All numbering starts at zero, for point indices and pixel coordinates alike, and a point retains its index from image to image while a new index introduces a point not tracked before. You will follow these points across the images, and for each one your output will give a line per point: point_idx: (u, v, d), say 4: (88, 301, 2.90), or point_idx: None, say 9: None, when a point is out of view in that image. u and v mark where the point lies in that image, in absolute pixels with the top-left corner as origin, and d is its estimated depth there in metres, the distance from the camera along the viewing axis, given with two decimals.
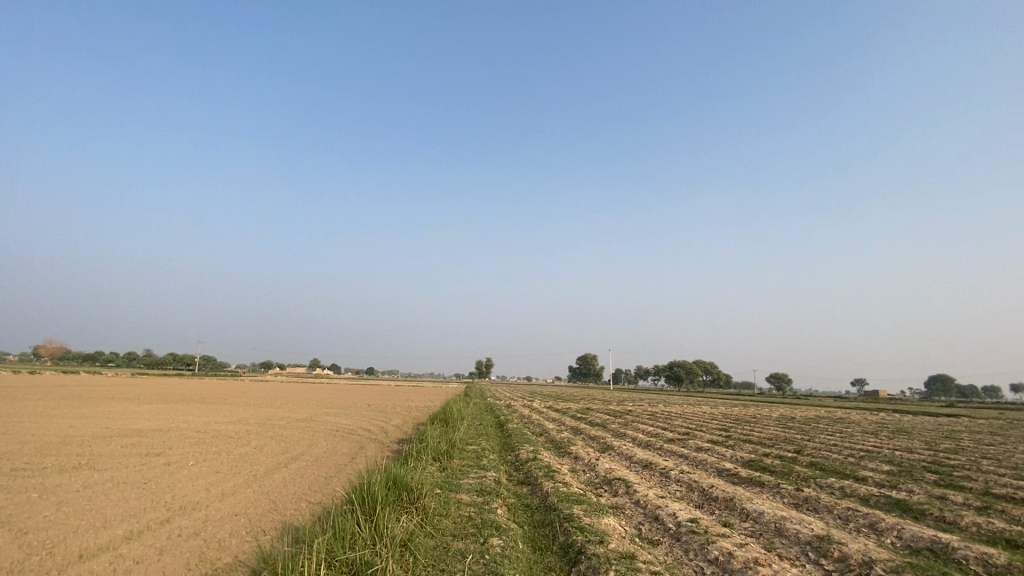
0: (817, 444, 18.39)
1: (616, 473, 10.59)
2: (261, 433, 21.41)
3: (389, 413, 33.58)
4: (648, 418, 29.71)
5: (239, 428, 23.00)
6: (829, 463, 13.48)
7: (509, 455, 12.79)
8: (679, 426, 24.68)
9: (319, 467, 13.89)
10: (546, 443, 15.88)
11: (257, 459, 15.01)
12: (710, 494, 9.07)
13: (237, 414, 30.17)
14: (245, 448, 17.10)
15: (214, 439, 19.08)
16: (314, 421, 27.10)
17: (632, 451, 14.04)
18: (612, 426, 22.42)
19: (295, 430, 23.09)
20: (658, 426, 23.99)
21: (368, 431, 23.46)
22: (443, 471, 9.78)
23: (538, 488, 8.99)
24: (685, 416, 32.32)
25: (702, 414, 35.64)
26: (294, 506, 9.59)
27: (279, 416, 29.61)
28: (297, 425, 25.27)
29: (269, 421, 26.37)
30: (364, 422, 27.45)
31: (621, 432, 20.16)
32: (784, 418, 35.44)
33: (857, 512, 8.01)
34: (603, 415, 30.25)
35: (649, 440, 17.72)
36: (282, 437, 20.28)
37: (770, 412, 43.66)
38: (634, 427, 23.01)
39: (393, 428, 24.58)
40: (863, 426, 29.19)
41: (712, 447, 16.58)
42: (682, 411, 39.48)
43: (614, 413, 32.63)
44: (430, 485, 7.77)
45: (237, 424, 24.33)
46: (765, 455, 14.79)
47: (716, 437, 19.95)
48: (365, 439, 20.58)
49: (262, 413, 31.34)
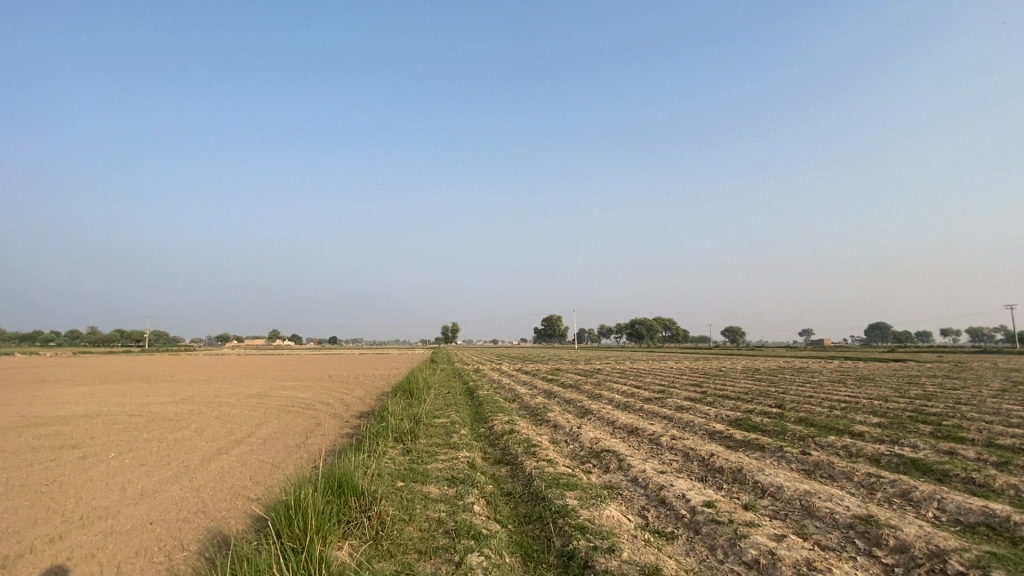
0: (796, 397, 17.96)
1: (604, 444, 9.41)
2: (205, 413, 19.42)
3: (350, 384, 31.85)
4: (620, 376, 29.12)
5: (180, 408, 20.89)
6: (818, 418, 12.81)
7: (482, 427, 11.45)
8: (652, 384, 24.13)
9: (266, 452, 12.22)
10: (520, 410, 14.65)
11: (195, 446, 13.22)
12: (713, 464, 7.99)
13: (181, 392, 27.75)
14: (182, 432, 15.16)
15: (148, 423, 17.02)
16: (267, 396, 25.12)
17: (614, 415, 12.99)
18: (586, 388, 21.52)
19: (245, 407, 21.17)
20: (632, 385, 23.32)
21: (326, 405, 21.78)
22: (406, 454, 8.31)
23: (520, 471, 7.66)
24: (655, 374, 32.01)
25: (671, 370, 35.53)
26: (228, 506, 8.02)
27: (229, 392, 27.42)
28: (248, 402, 23.30)
29: (217, 399, 24.27)
30: (323, 395, 25.68)
31: (596, 393, 19.27)
32: (750, 371, 35.74)
33: (881, 478, 7.09)
34: (573, 376, 29.51)
35: (628, 401, 16.78)
36: (229, 417, 18.41)
37: (734, 365, 44.27)
38: (608, 387, 22.23)
39: (354, 401, 22.99)
40: (826, 376, 29.73)
41: (694, 406, 15.75)
42: (650, 367, 39.55)
43: (584, 373, 32.10)
44: (390, 479, 6.31)
45: (178, 404, 22.11)
46: (752, 412, 14.02)
47: (694, 394, 19.28)
48: (323, 415, 18.94)
49: (209, 389, 29.01)
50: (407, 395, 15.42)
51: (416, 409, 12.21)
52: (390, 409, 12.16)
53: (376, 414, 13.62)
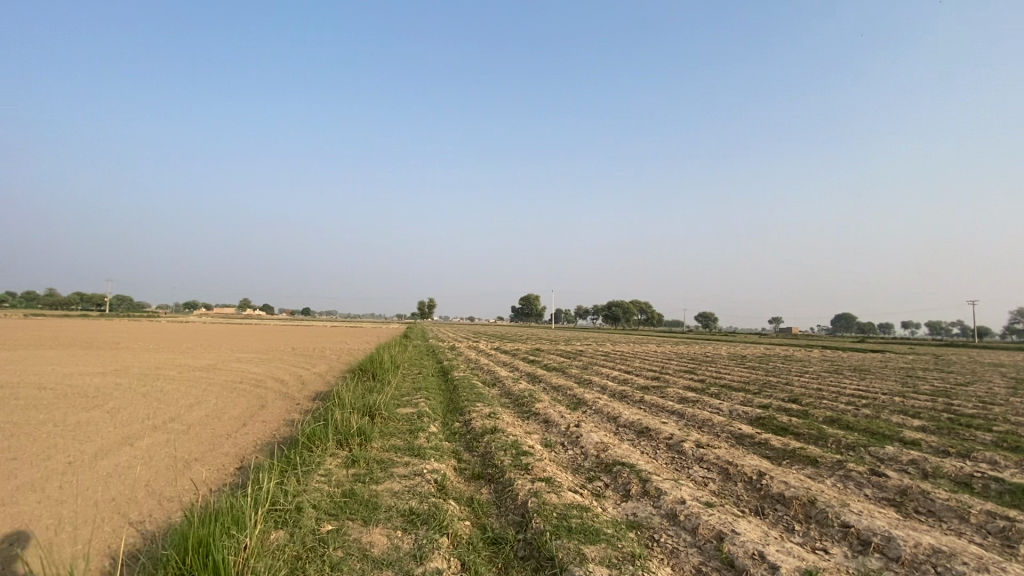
0: (807, 389, 16.16)
1: (615, 454, 7.23)
2: (135, 387, 16.78)
3: (313, 358, 29.23)
4: (605, 360, 27.19)
5: (108, 380, 18.16)
6: (853, 419, 10.92)
7: (456, 422, 9.19)
8: (642, 369, 22.25)
9: (182, 444, 9.77)
10: (504, 399, 12.43)
11: (98, 431, 10.71)
12: (768, 491, 5.91)
13: (118, 361, 24.77)
14: (91, 412, 12.55)
15: (57, 399, 14.33)
16: (214, 370, 22.41)
17: (614, 408, 10.87)
18: (573, 371, 19.47)
19: (185, 382, 18.54)
20: (621, 370, 21.40)
21: (280, 382, 19.27)
22: (351, 467, 5.99)
23: (510, 499, 5.40)
24: (642, 358, 30.19)
25: (657, 354, 33.81)
26: (81, 545, 5.58)
27: (173, 363, 24.56)
28: (192, 375, 20.63)
29: (157, 371, 21.54)
30: (279, 370, 23.10)
31: (585, 379, 17.22)
32: (738, 357, 34.27)
33: (1010, 521, 5.11)
34: (556, 357, 27.52)
35: (624, 389, 14.74)
36: (159, 393, 15.79)
37: (719, 350, 43.06)
38: (597, 371, 20.19)
39: (312, 379, 20.45)
40: (819, 365, 28.35)
41: (700, 397, 13.76)
42: (633, 350, 37.87)
43: (567, 355, 30.19)
44: (310, 537, 4.01)
45: (105, 376, 19.26)
46: (771, 409, 12.07)
47: (695, 383, 17.32)
48: (272, 393, 16.47)
49: (152, 360, 26.04)
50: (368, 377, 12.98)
51: (376, 396, 9.86)
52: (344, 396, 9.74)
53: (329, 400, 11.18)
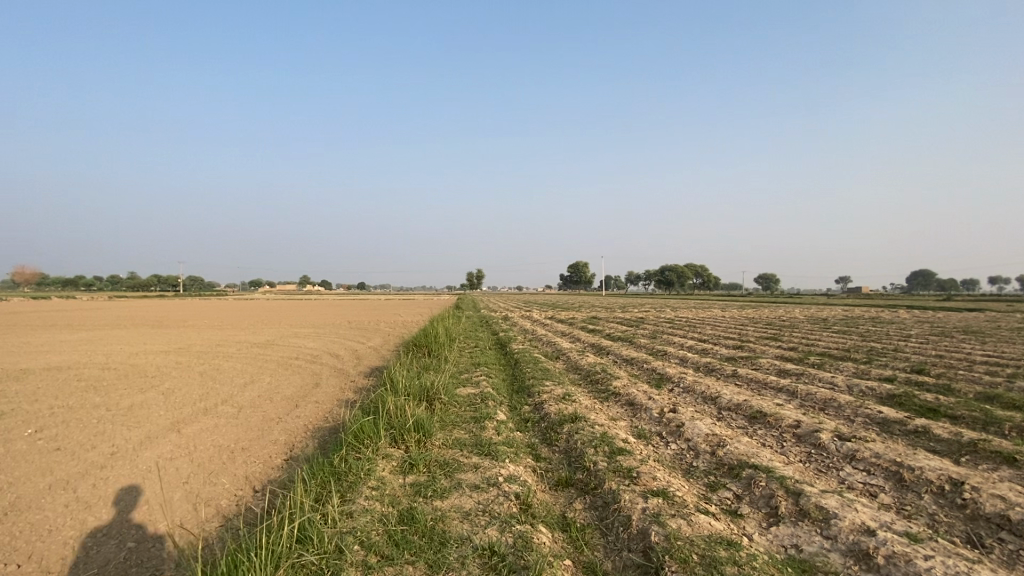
0: (926, 357, 13.79)
1: (735, 450, 5.70)
2: (192, 366, 16.58)
3: (368, 332, 28.98)
4: (671, 327, 25.27)
5: (169, 359, 18.19)
6: (1012, 395, 8.82)
7: (526, 406, 7.88)
8: (715, 336, 20.27)
9: (229, 431, 8.97)
10: (574, 375, 11.02)
11: (149, 416, 10.17)
12: (978, 511, 4.24)
13: (182, 339, 25.30)
14: (146, 394, 12.16)
15: (117, 379, 14.19)
16: (272, 346, 22.32)
17: (708, 387, 9.23)
18: (641, 341, 17.81)
19: (242, 359, 18.30)
20: (693, 338, 19.52)
21: (334, 358, 18.70)
22: (408, 474, 4.77)
23: (619, 523, 4.01)
24: (711, 324, 27.93)
25: (726, 320, 31.31)
26: (93, 569, 4.60)
27: (233, 340, 24.83)
28: (249, 352, 20.48)
29: (217, 348, 21.63)
30: (334, 344, 22.71)
31: (658, 349, 15.55)
32: (818, 320, 31.19)
33: None
34: (617, 326, 25.84)
35: (707, 361, 12.98)
36: (216, 372, 15.46)
37: (794, 313, 39.72)
38: (667, 340, 18.45)
39: (367, 353, 19.88)
40: (916, 328, 25.24)
41: (803, 369, 11.82)
42: (697, 316, 35.54)
43: (628, 323, 28.44)
44: None
45: (168, 354, 19.40)
46: (900, 384, 10.04)
47: (787, 352, 15.24)
48: (326, 370, 15.84)
49: (215, 337, 26.50)
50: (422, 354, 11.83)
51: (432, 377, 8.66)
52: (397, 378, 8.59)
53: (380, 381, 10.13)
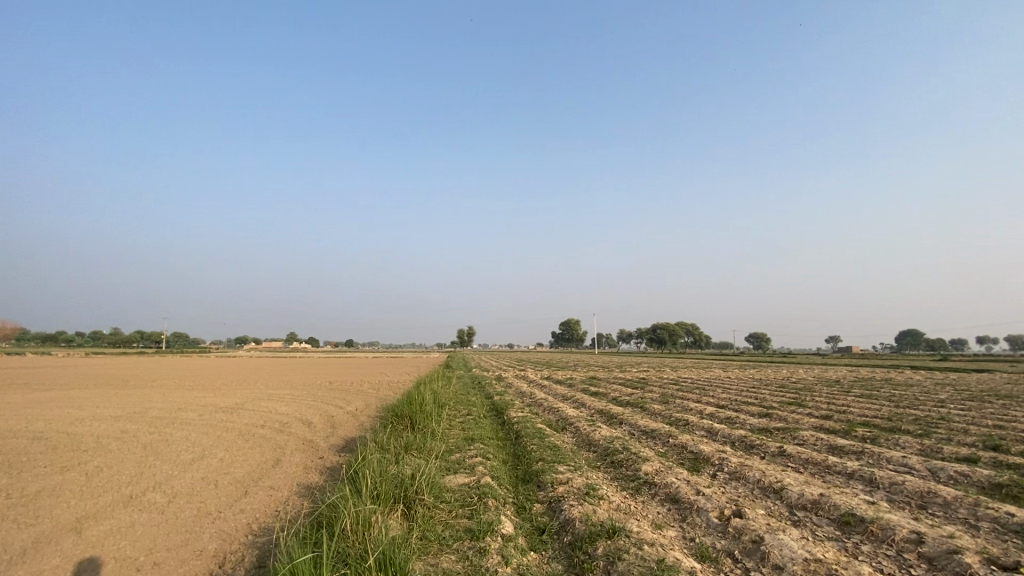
0: (988, 429, 11.97)
1: None
2: (137, 436, 14.21)
3: (349, 395, 26.58)
4: (679, 390, 23.28)
5: (114, 427, 15.76)
6: None
7: (540, 507, 5.94)
8: (733, 402, 18.29)
9: (146, 536, 6.81)
10: (590, 455, 9.04)
11: (52, 508, 7.95)
12: None
13: (140, 402, 22.70)
14: (62, 476, 9.89)
15: (38, 454, 11.83)
16: (238, 411, 19.89)
17: (764, 475, 7.35)
18: (654, 408, 15.82)
19: (199, 427, 15.92)
20: (710, 404, 17.54)
21: (305, 426, 16.38)
22: None
23: None
24: (721, 387, 25.85)
25: (735, 382, 29.26)
26: None
27: (196, 404, 22.30)
28: (210, 418, 18.05)
29: (175, 413, 19.15)
30: (309, 409, 20.35)
31: (677, 418, 13.58)
32: (831, 382, 29.33)
33: None
34: (621, 388, 23.81)
35: (741, 434, 11.07)
36: (161, 444, 13.14)
37: (802, 374, 37.76)
38: (682, 406, 16.48)
39: (344, 420, 17.56)
40: (940, 391, 23.50)
41: (860, 446, 9.92)
42: (701, 378, 33.56)
43: (631, 385, 26.39)
44: None
45: (114, 421, 16.93)
46: (991, 468, 8.20)
47: (825, 422, 13.30)
48: (293, 442, 13.57)
49: (177, 399, 23.92)
50: (402, 428, 9.76)
51: (412, 467, 6.66)
52: (367, 468, 6.59)
53: (346, 467, 8.01)
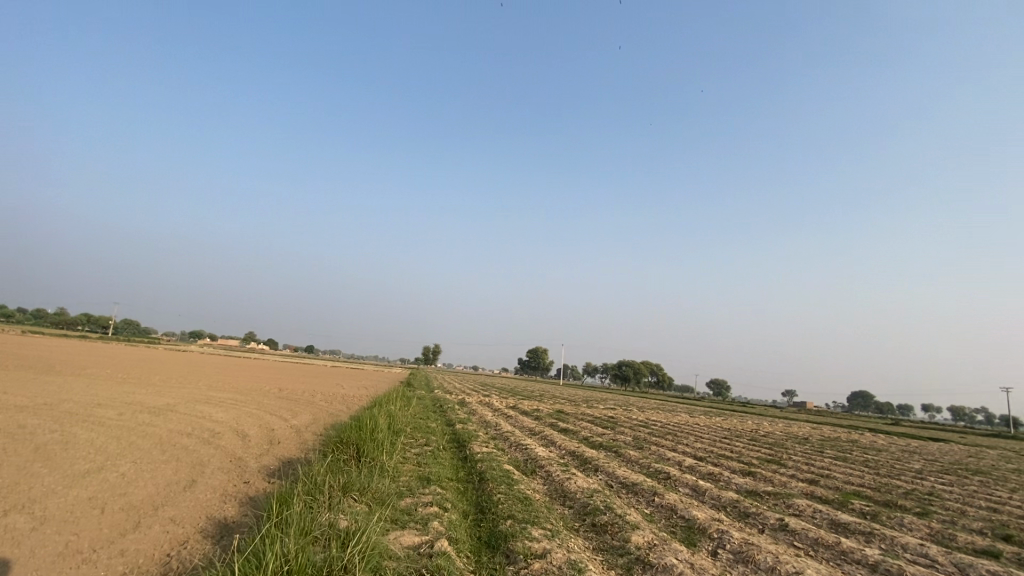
0: (988, 513, 11.04)
1: None
2: (31, 434, 11.99)
3: (298, 406, 24.40)
4: (652, 434, 22.03)
5: (10, 419, 13.50)
6: None
7: None
8: (710, 454, 17.14)
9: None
10: (566, 513, 7.63)
11: None
12: None
13: (56, 391, 20.13)
14: None
15: None
16: (166, 413, 17.66)
17: (778, 562, 6.08)
18: (630, 454, 14.52)
19: (113, 429, 13.72)
20: (687, 454, 16.35)
21: (238, 439, 14.34)
22: None
23: None
24: (693, 434, 24.72)
25: (705, 430, 28.22)
26: None
27: (121, 400, 19.88)
28: (129, 419, 15.76)
29: (91, 409, 16.80)
30: (248, 418, 18.25)
31: (656, 469, 12.31)
32: (802, 440, 28.58)
33: None
34: (591, 427, 22.42)
35: (731, 498, 9.85)
36: (56, 448, 11.00)
37: (769, 428, 37.13)
38: (659, 454, 15.22)
39: (285, 435, 15.60)
40: (913, 460, 22.88)
41: (865, 524, 8.79)
42: (670, 422, 32.48)
43: (601, 424, 25.03)
44: None
45: (14, 413, 14.59)
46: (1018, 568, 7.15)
47: (814, 489, 12.20)
48: (218, 458, 11.68)
49: (100, 393, 21.38)
50: (345, 460, 8.17)
51: (348, 525, 5.15)
52: (288, 521, 5.04)
53: (265, 508, 6.37)
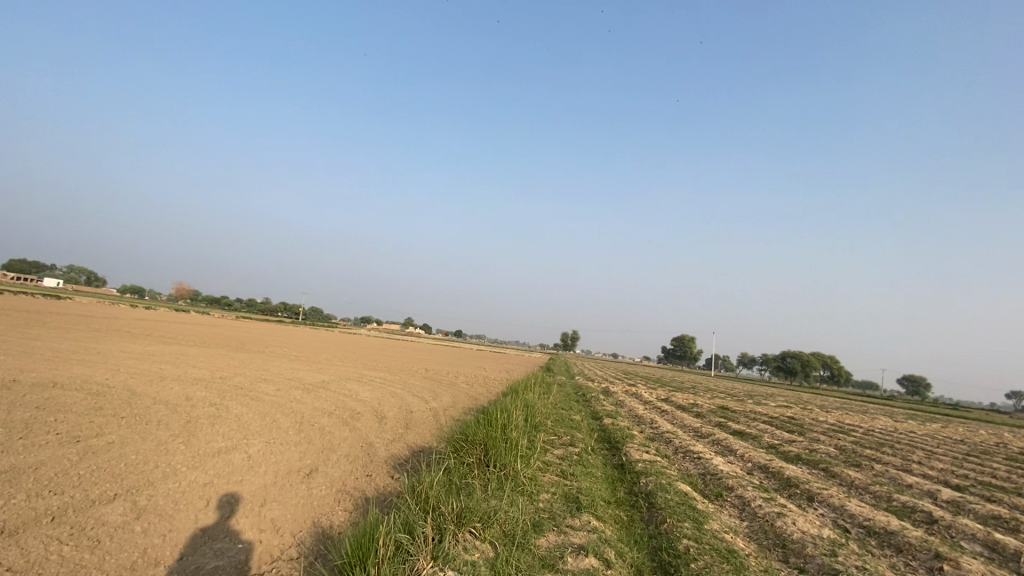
0: None
1: None
2: (192, 408, 12.39)
3: (439, 387, 24.07)
4: (860, 444, 17.02)
5: (182, 392, 14.40)
6: None
7: None
8: (969, 480, 12.15)
9: None
10: None
11: None
12: None
13: (235, 366, 22.24)
14: (55, 451, 7.81)
15: (72, 415, 10.19)
16: (317, 391, 18.08)
17: None
18: (850, 476, 10.56)
19: (264, 405, 13.91)
20: (935, 479, 11.68)
21: (375, 421, 13.61)
22: None
23: None
24: (918, 447, 18.83)
25: (930, 441, 21.70)
26: None
27: (284, 376, 21.18)
28: (283, 395, 16.20)
29: (254, 384, 17.78)
30: (389, 399, 17.92)
31: (907, 506, 8.41)
32: None
33: None
34: (772, 430, 18.15)
35: None
36: (205, 423, 11.04)
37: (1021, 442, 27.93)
38: (893, 479, 10.91)
39: (420, 419, 14.63)
40: None
41: None
42: (872, 427, 25.97)
43: (782, 426, 20.41)
44: None
45: (191, 385, 15.74)
46: None
47: None
48: (348, 442, 10.81)
49: (270, 369, 23.21)
50: (467, 472, 6.16)
51: None
52: None
53: (349, 538, 4.57)
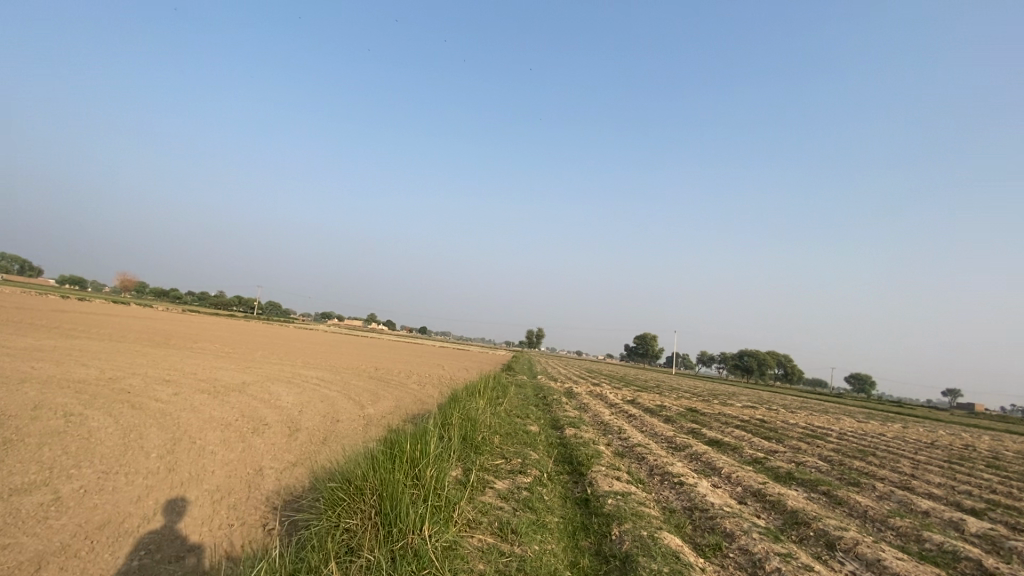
0: None
1: None
2: (32, 421, 9.46)
3: (383, 389, 21.38)
4: (847, 454, 15.35)
5: (36, 399, 11.33)
6: None
7: None
8: (983, 500, 10.47)
9: None
10: None
11: None
12: None
13: (140, 364, 18.99)
14: None
15: None
16: (226, 395, 15.15)
17: None
18: (861, 502, 8.64)
19: (141, 416, 11.01)
20: (950, 501, 9.91)
21: (283, 435, 10.92)
22: None
23: None
24: (902, 454, 17.43)
25: (907, 447, 20.41)
26: None
27: (195, 377, 18.08)
28: (178, 401, 13.26)
29: (148, 387, 14.70)
30: (314, 405, 15.15)
31: (949, 553, 6.48)
32: None
33: None
34: (752, 438, 16.32)
35: None
36: (31, 443, 8.19)
37: (984, 444, 27.45)
38: (909, 504, 9.07)
39: (343, 431, 12.01)
40: None
41: None
42: (844, 431, 24.75)
43: (759, 432, 18.69)
44: None
45: (56, 390, 12.63)
46: None
47: None
48: (226, 468, 8.16)
49: (184, 368, 20.01)
50: (333, 556, 3.74)
51: None
52: None
53: None
